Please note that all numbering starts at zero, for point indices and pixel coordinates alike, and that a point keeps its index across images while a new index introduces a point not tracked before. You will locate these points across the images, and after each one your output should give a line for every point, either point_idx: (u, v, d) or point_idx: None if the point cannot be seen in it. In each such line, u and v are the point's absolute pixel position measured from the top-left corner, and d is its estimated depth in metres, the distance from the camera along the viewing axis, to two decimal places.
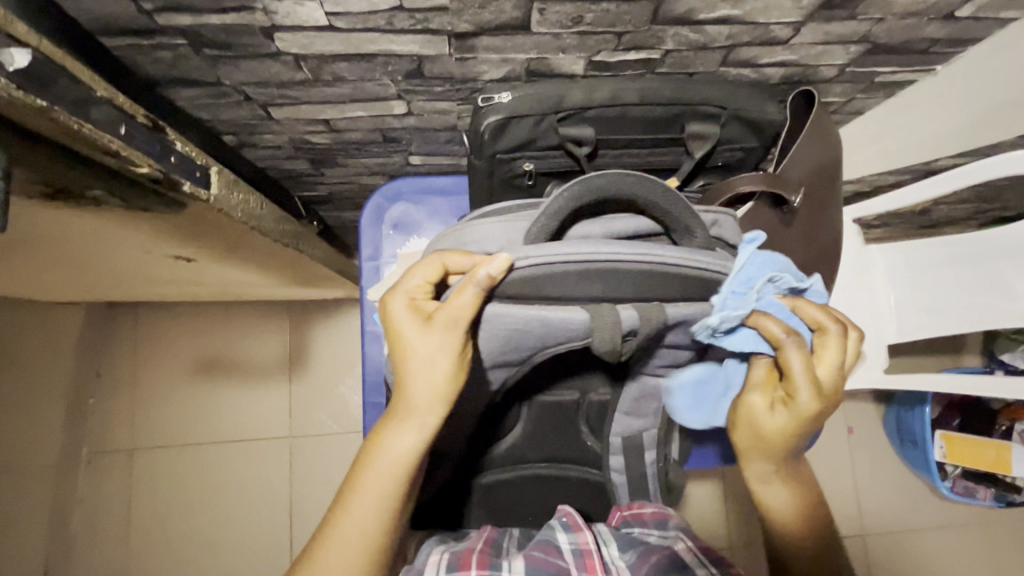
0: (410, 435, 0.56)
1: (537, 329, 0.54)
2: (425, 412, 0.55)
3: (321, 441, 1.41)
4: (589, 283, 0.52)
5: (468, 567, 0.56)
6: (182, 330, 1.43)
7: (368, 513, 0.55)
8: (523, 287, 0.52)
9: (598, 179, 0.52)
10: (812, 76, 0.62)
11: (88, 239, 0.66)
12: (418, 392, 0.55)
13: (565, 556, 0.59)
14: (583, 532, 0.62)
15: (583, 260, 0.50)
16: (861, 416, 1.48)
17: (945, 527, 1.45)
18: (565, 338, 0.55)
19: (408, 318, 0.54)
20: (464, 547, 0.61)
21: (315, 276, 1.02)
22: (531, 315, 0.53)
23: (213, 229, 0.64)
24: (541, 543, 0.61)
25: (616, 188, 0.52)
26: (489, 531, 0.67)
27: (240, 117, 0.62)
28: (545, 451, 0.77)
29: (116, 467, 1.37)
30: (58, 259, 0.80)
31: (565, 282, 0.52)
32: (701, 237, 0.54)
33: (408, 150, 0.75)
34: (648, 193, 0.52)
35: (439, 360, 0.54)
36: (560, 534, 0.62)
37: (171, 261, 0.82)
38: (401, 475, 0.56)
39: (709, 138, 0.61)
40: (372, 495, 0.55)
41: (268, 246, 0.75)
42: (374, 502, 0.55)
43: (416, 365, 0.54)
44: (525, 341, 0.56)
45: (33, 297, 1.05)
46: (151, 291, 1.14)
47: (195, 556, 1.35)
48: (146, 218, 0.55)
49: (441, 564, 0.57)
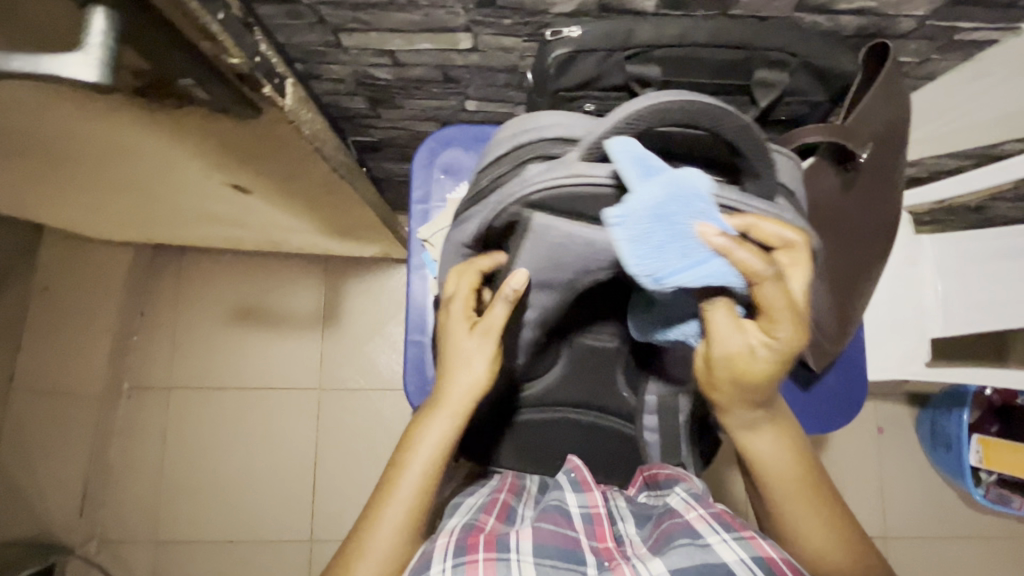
0: (442, 427, 0.58)
1: (580, 242, 0.55)
2: (456, 402, 0.59)
3: (348, 396, 1.44)
4: None
5: (475, 549, 0.53)
6: (221, 277, 1.45)
7: (412, 491, 0.56)
8: (566, 204, 0.53)
9: (691, 102, 0.47)
10: (888, 29, 0.60)
11: (157, 152, 0.68)
12: (453, 390, 0.59)
13: (578, 523, 0.59)
14: (592, 494, 0.62)
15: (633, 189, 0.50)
16: (891, 416, 1.43)
17: (975, 538, 1.41)
18: (597, 264, 0.58)
19: (458, 322, 0.61)
20: (474, 521, 0.58)
21: (360, 225, 1.04)
22: (574, 231, 0.55)
23: (277, 152, 0.65)
24: (552, 509, 0.60)
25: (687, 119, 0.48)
26: (504, 493, 0.66)
27: (311, 42, 0.64)
28: (575, 394, 0.78)
29: (154, 402, 1.40)
30: (123, 182, 0.83)
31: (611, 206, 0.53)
32: (767, 183, 0.52)
33: (466, 93, 0.76)
34: (737, 132, 0.48)
35: (475, 362, 0.59)
36: (568, 497, 0.62)
37: (226, 191, 0.84)
38: (437, 463, 0.58)
39: (776, 86, 0.60)
40: (413, 479, 0.57)
41: (324, 179, 0.76)
42: (414, 487, 0.56)
43: (458, 367, 0.59)
44: (565, 260, 0.58)
45: (91, 222, 1.10)
46: (199, 232, 1.17)
47: (220, 495, 1.39)
48: (222, 130, 0.58)
49: (449, 545, 0.54)
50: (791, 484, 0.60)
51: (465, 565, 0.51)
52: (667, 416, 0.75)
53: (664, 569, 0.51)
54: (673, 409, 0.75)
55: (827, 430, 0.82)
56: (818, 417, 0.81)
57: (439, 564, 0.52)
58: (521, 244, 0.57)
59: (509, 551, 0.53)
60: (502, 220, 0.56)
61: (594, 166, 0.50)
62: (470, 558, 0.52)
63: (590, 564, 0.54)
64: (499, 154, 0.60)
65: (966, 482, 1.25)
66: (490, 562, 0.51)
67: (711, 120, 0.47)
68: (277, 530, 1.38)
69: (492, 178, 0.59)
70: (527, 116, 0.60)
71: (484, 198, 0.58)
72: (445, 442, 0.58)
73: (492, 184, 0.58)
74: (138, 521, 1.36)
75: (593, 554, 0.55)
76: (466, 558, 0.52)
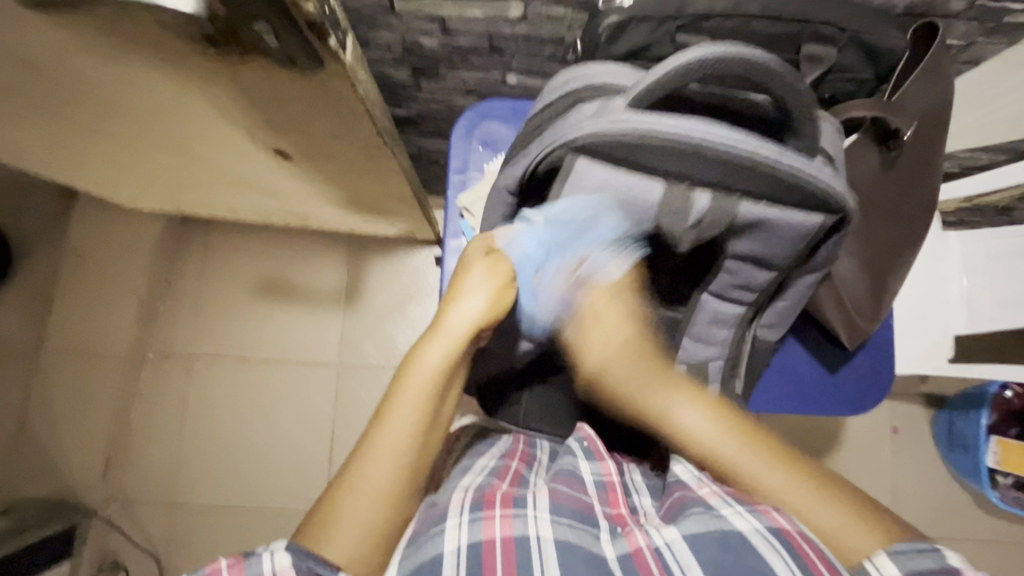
0: (439, 351, 0.55)
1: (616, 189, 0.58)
2: (456, 327, 0.56)
3: (365, 373, 1.44)
4: (674, 158, 0.55)
5: (490, 505, 0.53)
6: (247, 250, 1.47)
7: (414, 410, 0.51)
8: (609, 150, 0.55)
9: (743, 55, 0.49)
10: (940, 8, 0.65)
11: (209, 109, 0.70)
12: (455, 315, 0.57)
13: (590, 488, 0.58)
14: (604, 463, 0.61)
15: (674, 137, 0.53)
16: (908, 416, 1.37)
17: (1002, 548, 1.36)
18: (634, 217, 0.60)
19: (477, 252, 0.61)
20: (489, 482, 0.58)
21: (390, 201, 1.05)
22: (616, 177, 0.57)
23: (328, 112, 0.66)
24: (564, 473, 0.59)
25: (740, 69, 0.50)
26: (516, 461, 0.65)
27: (367, 5, 0.67)
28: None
29: (176, 371, 1.42)
30: (168, 142, 0.85)
31: (656, 156, 0.55)
32: (808, 140, 0.55)
33: (509, 65, 0.78)
34: (783, 87, 0.51)
35: (486, 287, 0.59)
36: (581, 463, 0.60)
37: (266, 157, 0.86)
38: (440, 381, 0.54)
39: (826, 61, 0.61)
40: (412, 397, 0.52)
41: (365, 146, 0.77)
42: (415, 404, 0.52)
43: (469, 288, 0.58)
44: (603, 210, 0.60)
45: (129, 185, 1.12)
46: (231, 201, 1.19)
47: (236, 466, 1.39)
48: (280, 84, 0.59)
49: (464, 502, 0.54)
50: (738, 450, 0.56)
51: (482, 520, 0.50)
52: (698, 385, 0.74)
53: (678, 534, 0.50)
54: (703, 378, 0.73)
55: (845, 413, 0.82)
56: (844, 399, 0.81)
57: (454, 517, 0.51)
58: (560, 189, 0.59)
59: (524, 510, 0.52)
60: (547, 163, 0.58)
61: (640, 115, 0.53)
62: (486, 514, 0.51)
63: (604, 529, 0.53)
64: (549, 98, 0.62)
65: (982, 484, 1.21)
66: (507, 519, 0.51)
67: (760, 75, 0.51)
68: (288, 504, 1.38)
69: (538, 121, 0.62)
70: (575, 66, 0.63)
71: (530, 141, 0.61)
72: (448, 355, 0.55)
73: (539, 126, 0.61)
74: (156, 487, 1.38)
75: (606, 518, 0.55)
76: (483, 513, 0.51)
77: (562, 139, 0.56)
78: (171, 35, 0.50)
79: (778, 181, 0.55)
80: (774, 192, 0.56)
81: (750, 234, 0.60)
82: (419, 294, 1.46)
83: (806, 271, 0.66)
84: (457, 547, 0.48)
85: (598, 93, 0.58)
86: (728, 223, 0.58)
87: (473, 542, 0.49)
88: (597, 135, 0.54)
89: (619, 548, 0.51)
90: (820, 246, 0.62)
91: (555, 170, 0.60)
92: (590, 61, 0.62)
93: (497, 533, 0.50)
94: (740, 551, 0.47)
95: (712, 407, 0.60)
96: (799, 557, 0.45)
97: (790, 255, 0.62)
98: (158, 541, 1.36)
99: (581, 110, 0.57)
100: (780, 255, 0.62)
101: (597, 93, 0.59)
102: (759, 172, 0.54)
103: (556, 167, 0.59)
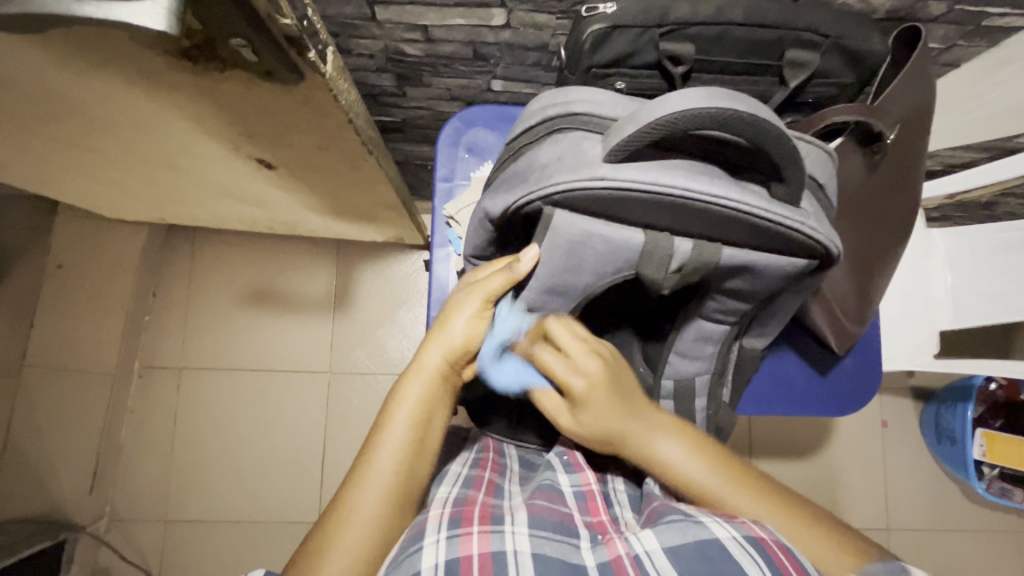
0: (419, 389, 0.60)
1: (595, 247, 0.57)
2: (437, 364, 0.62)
3: (356, 380, 1.43)
4: (653, 211, 0.54)
5: (469, 522, 0.53)
6: (234, 259, 1.46)
7: (399, 448, 0.57)
8: (588, 203, 0.54)
9: (726, 111, 0.47)
10: (920, 12, 0.66)
11: (190, 123, 0.69)
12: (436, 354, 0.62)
13: (569, 500, 0.58)
14: (584, 473, 0.61)
15: (652, 190, 0.52)
16: (897, 411, 1.38)
17: (991, 539, 1.37)
18: (616, 266, 0.59)
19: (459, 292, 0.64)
20: (465, 495, 0.58)
21: (378, 209, 1.04)
22: (595, 228, 0.56)
23: (309, 124, 0.66)
24: (544, 487, 0.59)
25: (722, 124, 0.48)
26: (488, 471, 0.65)
27: (347, 14, 0.66)
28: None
29: (164, 382, 1.41)
30: (148, 155, 0.84)
31: (634, 209, 0.54)
32: (795, 190, 0.53)
33: (493, 71, 0.78)
34: (767, 141, 0.49)
35: (465, 326, 0.63)
36: (560, 477, 0.61)
37: (248, 168, 0.85)
38: (424, 414, 0.60)
39: (809, 65, 0.63)
40: (401, 432, 0.58)
41: (349, 156, 0.77)
42: (403, 438, 0.58)
43: (449, 327, 0.63)
44: (584, 261, 0.59)
45: (111, 196, 1.11)
46: (216, 211, 1.18)
47: (227, 478, 1.38)
48: (262, 98, 0.58)
49: (442, 518, 0.53)
50: (714, 480, 0.57)
51: (460, 537, 0.50)
52: (685, 400, 0.74)
53: (657, 544, 0.49)
54: (690, 394, 0.74)
55: (834, 413, 0.83)
56: (832, 400, 0.82)
57: (432, 534, 0.51)
58: (540, 242, 0.58)
59: (502, 527, 0.52)
60: (527, 209, 0.57)
61: (617, 171, 0.52)
62: (464, 531, 0.51)
63: (584, 538, 0.53)
64: (530, 124, 0.61)
65: (968, 476, 1.22)
66: (484, 535, 0.51)
67: (744, 129, 0.48)
68: (281, 513, 1.37)
69: (521, 149, 0.61)
70: (559, 91, 0.61)
71: (512, 177, 0.60)
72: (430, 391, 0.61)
73: (522, 159, 0.60)
74: (146, 500, 1.37)
75: (586, 527, 0.55)
76: (460, 530, 0.51)
77: (540, 193, 0.55)
78: (147, 51, 0.49)
79: (760, 233, 0.54)
80: (753, 238, 0.55)
81: (734, 277, 0.59)
82: (409, 299, 1.45)
83: (793, 300, 0.66)
84: (435, 564, 0.47)
85: (578, 128, 0.57)
86: (711, 269, 0.57)
87: (450, 560, 0.48)
88: (572, 191, 0.53)
89: (599, 556, 0.50)
90: (802, 282, 0.62)
91: (535, 215, 0.58)
92: (572, 86, 0.60)
93: (474, 548, 0.49)
94: (718, 557, 0.46)
95: (689, 439, 0.61)
96: (775, 564, 0.46)
97: (776, 290, 0.62)
98: (150, 555, 1.34)
99: (561, 152, 0.56)
100: (766, 290, 0.62)
101: (580, 126, 0.57)
102: (741, 225, 0.53)
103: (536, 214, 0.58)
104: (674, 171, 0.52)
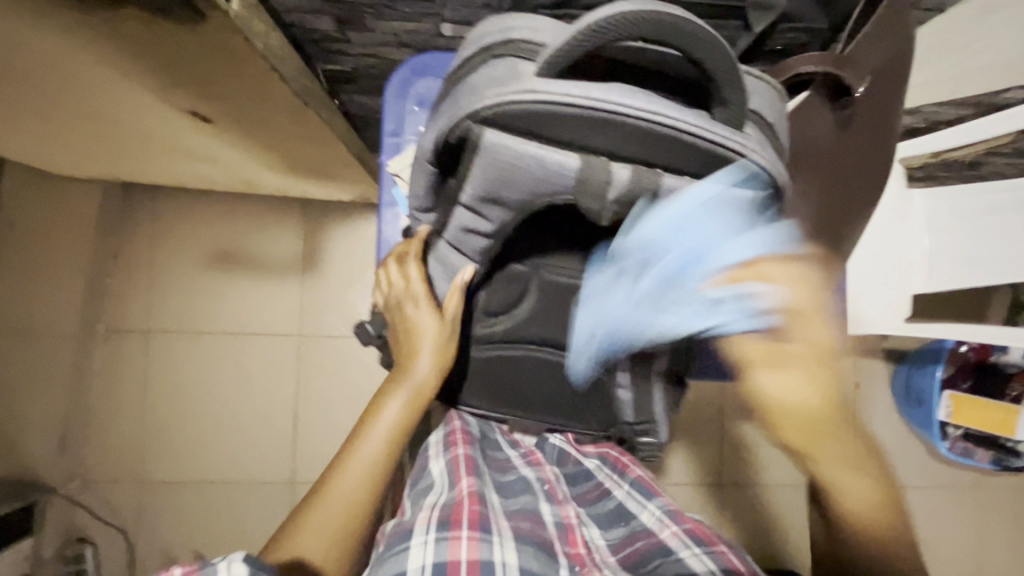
0: (402, 397, 0.62)
1: (533, 169, 0.53)
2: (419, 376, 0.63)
3: (326, 342, 1.41)
4: (588, 130, 0.50)
5: (458, 525, 0.51)
6: (196, 221, 1.40)
7: (375, 455, 0.58)
8: (519, 123, 0.50)
9: (660, 12, 0.45)
10: None
11: (105, 74, 0.64)
12: (414, 364, 0.64)
13: (549, 527, 0.58)
14: (564, 507, 0.61)
15: (585, 108, 0.49)
16: (870, 373, 1.37)
17: (954, 497, 1.39)
18: (552, 187, 0.54)
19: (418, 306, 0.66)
20: (453, 494, 0.57)
21: (335, 167, 0.98)
22: (527, 148, 0.52)
23: (229, 72, 0.61)
24: (527, 511, 0.59)
25: (654, 31, 0.46)
26: (461, 448, 0.65)
27: None
28: (543, 330, 0.75)
29: (131, 345, 1.38)
30: (78, 109, 0.78)
31: (568, 128, 0.50)
32: (736, 107, 0.50)
33: (440, 14, 0.72)
34: (705, 51, 0.47)
35: (437, 337, 0.66)
36: (541, 505, 0.61)
37: (185, 122, 0.80)
38: (400, 432, 0.61)
39: (774, 10, 0.62)
40: (372, 447, 0.59)
41: (285, 108, 0.72)
42: (379, 446, 0.59)
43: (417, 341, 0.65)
44: (521, 183, 0.55)
45: (54, 153, 1.05)
46: (167, 169, 1.12)
47: (199, 440, 1.38)
48: (163, 41, 0.53)
49: (431, 521, 0.52)
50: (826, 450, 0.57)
51: (449, 541, 0.49)
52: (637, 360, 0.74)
53: None
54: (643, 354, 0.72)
55: None
56: None
57: (421, 535, 0.50)
58: (472, 162, 0.54)
59: (491, 536, 0.51)
60: (454, 134, 0.53)
61: (549, 84, 0.48)
62: (453, 534, 0.50)
63: (563, 566, 0.52)
64: (465, 56, 0.57)
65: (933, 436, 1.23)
66: (474, 541, 0.49)
67: (684, 37, 0.46)
68: (254, 474, 1.37)
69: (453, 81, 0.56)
70: (497, 19, 0.57)
71: (443, 108, 0.57)
72: (413, 404, 0.62)
73: (453, 90, 0.56)
74: (119, 463, 1.36)
75: (565, 557, 0.54)
76: (450, 533, 0.50)
77: (467, 112, 0.51)
78: None
79: (702, 153, 0.51)
80: (696, 163, 0.52)
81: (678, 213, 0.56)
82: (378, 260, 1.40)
83: None
84: (422, 565, 0.47)
85: (513, 52, 0.53)
86: (652, 199, 0.54)
87: (438, 562, 0.47)
88: (501, 107, 0.50)
89: None
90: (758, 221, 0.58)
91: (462, 144, 0.54)
92: (514, 12, 0.56)
93: (463, 554, 0.48)
94: None
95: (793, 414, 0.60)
96: None
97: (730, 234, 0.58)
98: (125, 514, 1.36)
99: (492, 73, 0.52)
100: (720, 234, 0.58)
101: (513, 52, 0.53)
102: (684, 145, 0.50)
103: (463, 142, 0.54)
104: (606, 87, 0.49)
